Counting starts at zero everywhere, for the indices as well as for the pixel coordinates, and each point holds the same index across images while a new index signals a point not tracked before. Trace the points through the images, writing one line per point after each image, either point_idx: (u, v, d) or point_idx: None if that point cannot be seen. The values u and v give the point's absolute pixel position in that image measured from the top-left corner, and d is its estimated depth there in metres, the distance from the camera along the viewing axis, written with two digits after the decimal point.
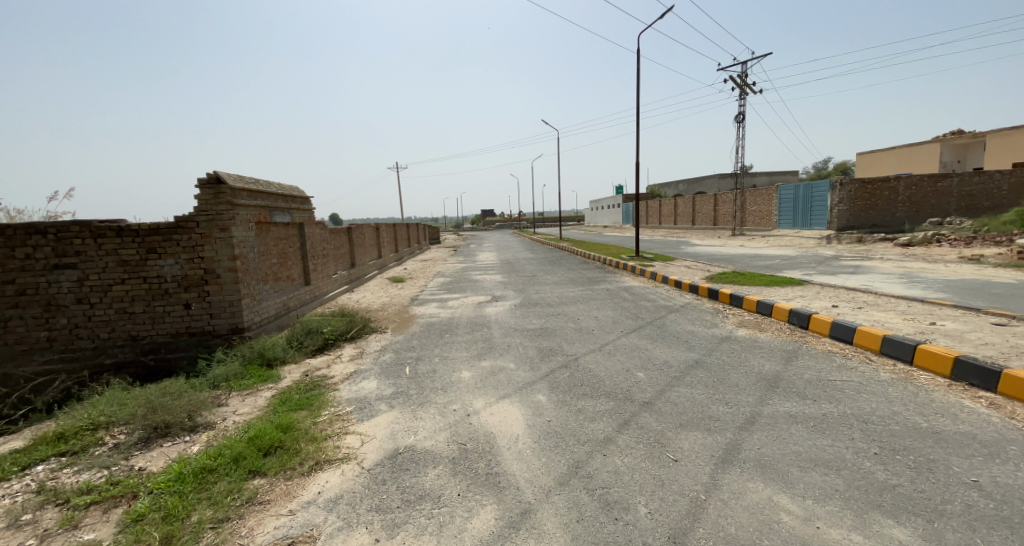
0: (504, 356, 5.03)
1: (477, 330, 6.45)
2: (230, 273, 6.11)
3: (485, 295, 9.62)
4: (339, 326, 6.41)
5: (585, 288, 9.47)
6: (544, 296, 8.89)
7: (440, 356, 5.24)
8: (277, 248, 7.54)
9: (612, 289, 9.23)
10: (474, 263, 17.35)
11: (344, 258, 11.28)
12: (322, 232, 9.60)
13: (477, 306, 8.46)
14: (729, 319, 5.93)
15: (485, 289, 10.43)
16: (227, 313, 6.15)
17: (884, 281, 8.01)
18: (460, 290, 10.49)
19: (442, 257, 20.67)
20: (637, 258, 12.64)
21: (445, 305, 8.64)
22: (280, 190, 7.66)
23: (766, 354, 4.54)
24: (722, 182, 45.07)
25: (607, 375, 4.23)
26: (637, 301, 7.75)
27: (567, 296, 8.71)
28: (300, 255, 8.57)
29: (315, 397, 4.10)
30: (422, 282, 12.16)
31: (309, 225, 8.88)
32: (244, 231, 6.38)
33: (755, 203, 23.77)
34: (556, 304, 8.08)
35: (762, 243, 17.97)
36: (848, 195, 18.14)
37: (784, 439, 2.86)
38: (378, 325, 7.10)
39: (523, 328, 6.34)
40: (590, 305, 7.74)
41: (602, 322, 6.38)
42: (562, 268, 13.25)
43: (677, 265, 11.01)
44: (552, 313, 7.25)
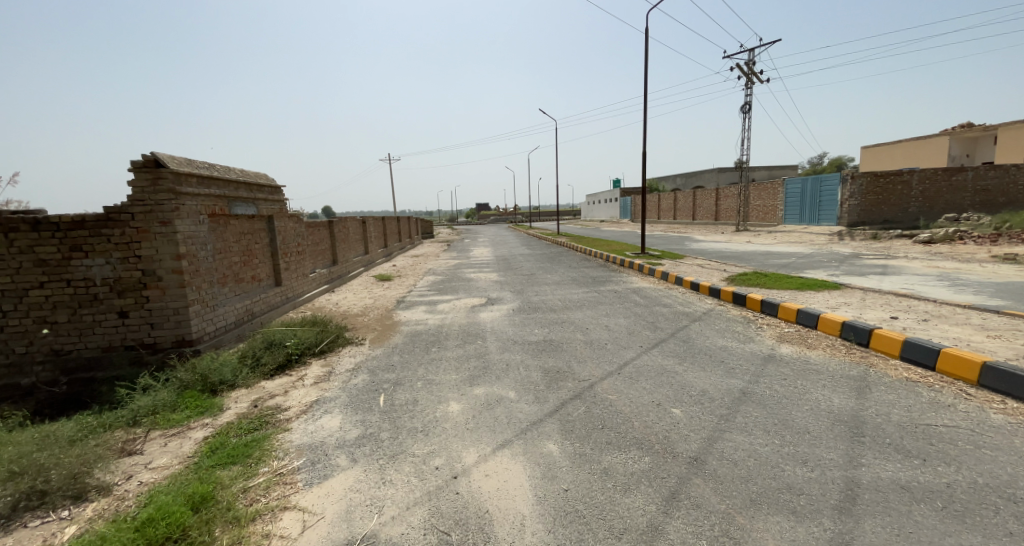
0: (501, 381, 4.10)
1: (469, 342, 5.51)
2: (174, 275, 5.15)
3: (479, 297, 8.67)
4: (306, 337, 5.46)
5: (590, 290, 8.54)
6: (545, 299, 7.95)
7: (424, 379, 4.31)
8: (237, 245, 6.56)
9: (620, 290, 8.30)
10: (468, 259, 16.36)
11: (324, 255, 10.28)
12: (297, 226, 8.61)
13: (470, 310, 7.51)
14: (766, 332, 5.04)
15: (479, 290, 9.49)
16: (171, 323, 5.19)
17: (925, 284, 7.14)
18: (451, 291, 9.53)
19: (434, 252, 19.66)
20: (643, 255, 11.74)
21: (434, 309, 7.70)
22: (242, 177, 6.68)
23: (828, 382, 3.65)
24: (721, 176, 44.27)
25: (634, 413, 3.31)
26: (652, 306, 6.84)
27: (571, 300, 7.78)
28: (269, 252, 7.58)
29: (256, 444, 3.16)
30: (411, 282, 11.16)
31: (280, 218, 7.87)
32: (193, 225, 5.41)
33: (760, 198, 22.91)
34: (560, 309, 7.16)
35: (771, 239, 17.13)
36: (860, 189, 17.32)
37: (910, 534, 1.99)
38: (354, 334, 6.14)
39: (524, 340, 5.42)
40: (598, 311, 6.80)
41: (615, 334, 5.46)
42: (563, 266, 12.30)
43: (689, 263, 10.11)
44: (557, 322, 6.32)
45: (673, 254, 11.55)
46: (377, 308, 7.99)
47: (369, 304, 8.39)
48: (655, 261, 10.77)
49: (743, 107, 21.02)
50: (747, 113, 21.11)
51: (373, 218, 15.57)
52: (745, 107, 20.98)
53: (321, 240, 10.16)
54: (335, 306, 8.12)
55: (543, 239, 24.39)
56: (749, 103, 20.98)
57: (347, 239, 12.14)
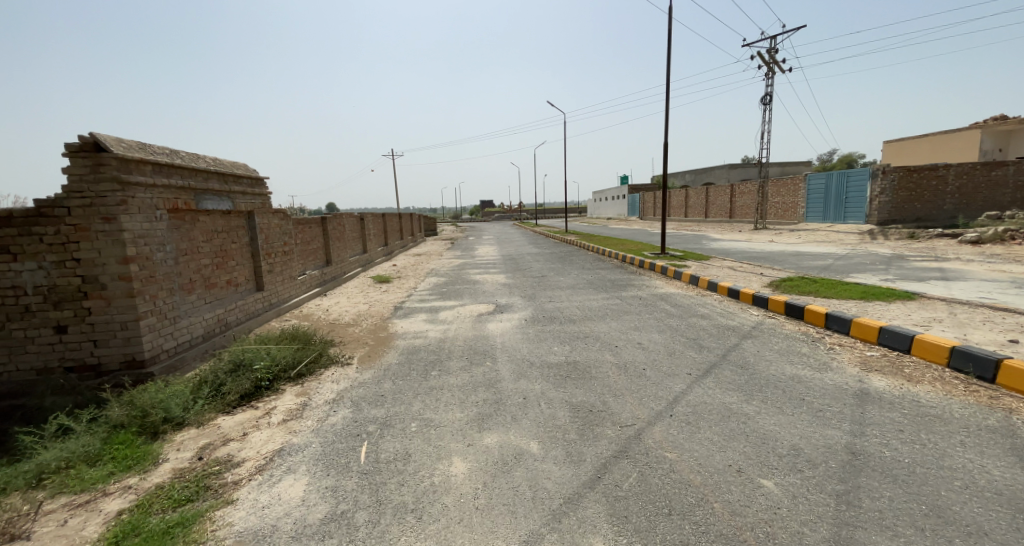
0: (519, 425, 3.18)
1: (475, 364, 4.58)
2: (121, 282, 4.26)
3: (486, 304, 7.73)
4: (279, 358, 4.57)
5: (610, 296, 7.59)
6: (561, 307, 7.01)
7: (420, 419, 3.39)
8: (207, 245, 5.66)
9: (645, 297, 7.34)
10: (472, 259, 15.43)
11: (316, 255, 9.40)
12: (283, 223, 7.72)
13: (476, 320, 6.58)
14: (842, 355, 4.08)
15: (486, 294, 8.57)
16: (118, 341, 4.31)
17: (1005, 293, 6.13)
18: (454, 296, 8.61)
19: (437, 251, 18.75)
20: (664, 256, 10.78)
21: (435, 318, 6.78)
22: (213, 167, 5.81)
23: (965, 439, 2.70)
24: (733, 173, 43.15)
25: (708, 487, 2.38)
26: (687, 318, 5.88)
27: (590, 308, 6.84)
28: (249, 253, 6.69)
29: (182, 530, 2.26)
30: (410, 284, 10.23)
31: (263, 213, 6.97)
32: (146, 222, 4.54)
33: (779, 194, 21.83)
34: (580, 319, 6.22)
35: (795, 239, 16.09)
36: (891, 185, 16.34)
37: None
38: (341, 351, 5.24)
39: (542, 362, 4.49)
40: (624, 323, 5.85)
41: (652, 355, 4.52)
42: (575, 267, 11.34)
43: (718, 265, 9.15)
44: (578, 336, 5.38)
45: (698, 255, 10.58)
46: (370, 316, 7.09)
47: (363, 311, 7.48)
48: (679, 262, 9.80)
49: (764, 99, 19.93)
50: (767, 105, 20.03)
51: (372, 214, 14.65)
52: (766, 98, 19.89)
53: (312, 238, 9.27)
54: (324, 314, 7.22)
55: (551, 237, 23.38)
56: (770, 94, 19.89)
57: (343, 237, 11.24)
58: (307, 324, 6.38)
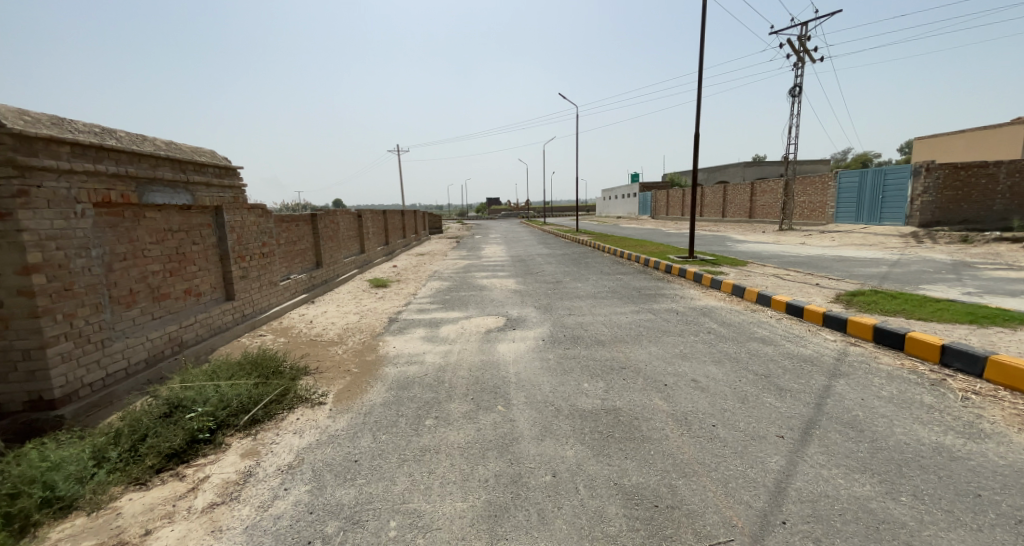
0: (551, 535, 2.10)
1: (483, 409, 3.49)
2: (20, 299, 3.25)
3: (495, 316, 6.63)
4: (229, 395, 3.52)
5: (642, 310, 6.45)
6: (585, 324, 5.90)
7: (403, 513, 2.31)
8: (157, 247, 4.63)
9: (684, 312, 6.21)
10: (479, 260, 14.35)
11: (304, 256, 8.36)
12: (262, 220, 6.68)
13: (484, 339, 5.49)
14: (992, 413, 2.98)
15: (496, 304, 7.49)
16: (20, 375, 3.28)
17: None
18: (459, 305, 7.54)
19: (441, 251, 17.67)
20: (694, 260, 9.64)
21: (436, 335, 5.71)
22: (165, 153, 4.79)
23: None
24: (748, 171, 41.91)
25: None
26: (745, 343, 4.75)
27: (621, 326, 5.72)
28: (216, 257, 5.65)
29: None
30: (411, 289, 9.17)
31: (235, 209, 5.93)
32: (59, 219, 3.52)
33: (807, 193, 20.59)
34: (611, 341, 5.12)
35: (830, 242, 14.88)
36: (935, 183, 15.13)
37: None
38: (314, 382, 4.18)
39: (572, 409, 3.39)
40: (668, 348, 4.74)
41: (719, 402, 3.40)
42: (593, 272, 10.20)
43: (761, 273, 8.01)
44: (613, 366, 4.28)
45: (733, 260, 9.42)
46: (359, 330, 6.04)
47: (351, 324, 6.41)
48: (714, 268, 8.64)
49: (792, 91, 18.65)
50: (796, 97, 18.75)
51: (371, 211, 13.58)
52: (794, 91, 18.60)
53: (299, 238, 8.22)
54: (305, 329, 6.16)
55: (562, 237, 22.21)
56: (799, 86, 18.60)
57: (337, 236, 10.20)
58: (282, 343, 5.33)
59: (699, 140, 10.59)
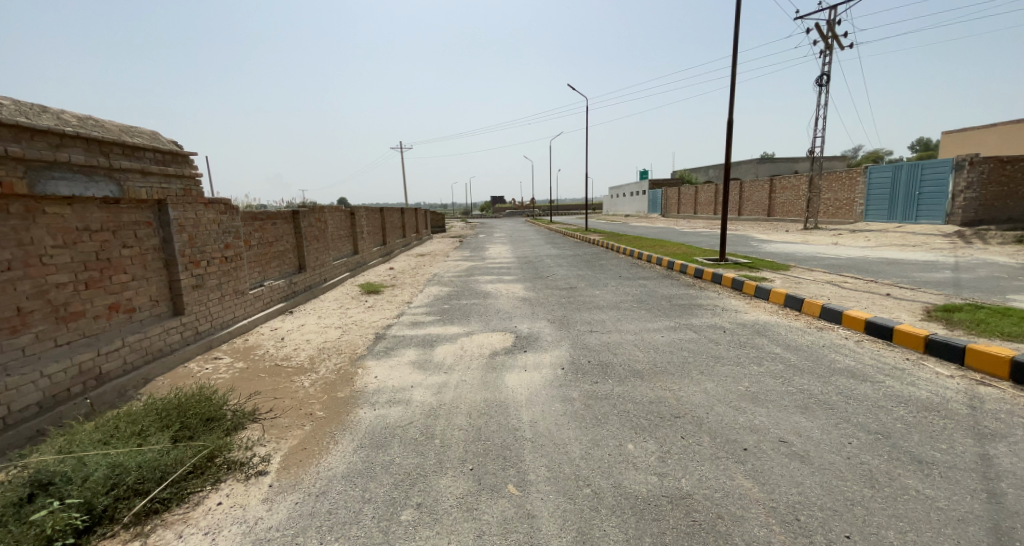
0: None
1: (487, 492, 2.40)
2: None
3: (502, 333, 5.53)
4: (122, 470, 2.48)
5: (681, 328, 5.32)
6: (613, 346, 4.78)
7: None
8: (60, 253, 3.57)
9: (735, 331, 5.07)
10: (485, 261, 13.26)
11: (282, 259, 7.30)
12: (225, 218, 5.62)
13: (488, 365, 4.38)
14: None
15: (504, 315, 6.41)
16: None
17: None
18: (459, 316, 6.43)
19: (443, 251, 16.55)
20: (728, 264, 8.51)
21: (431, 359, 4.63)
22: (74, 131, 3.75)
23: None
24: (762, 168, 40.67)
25: None
26: (831, 380, 3.62)
27: (659, 350, 4.60)
28: (160, 263, 4.60)
29: None
30: (406, 296, 8.10)
31: (184, 204, 4.87)
32: None
33: (834, 190, 19.37)
34: (652, 371, 4.01)
35: (867, 242, 13.69)
36: (979, 177, 13.90)
37: None
38: (259, 436, 3.10)
39: (620, 497, 2.29)
40: (729, 385, 3.62)
41: (838, 486, 2.29)
42: (612, 277, 9.08)
43: (813, 280, 6.87)
44: (664, 415, 3.18)
45: (774, 264, 8.27)
46: (336, 352, 4.96)
47: (328, 343, 5.33)
48: (755, 274, 7.51)
49: (819, 80, 17.39)
50: (822, 87, 17.48)
51: (367, 209, 12.48)
52: (821, 80, 17.34)
53: (276, 239, 7.15)
54: (273, 350, 5.10)
55: (572, 236, 21.00)
56: (826, 75, 17.34)
57: (326, 236, 9.13)
58: (235, 373, 4.26)
59: (732, 128, 9.39)
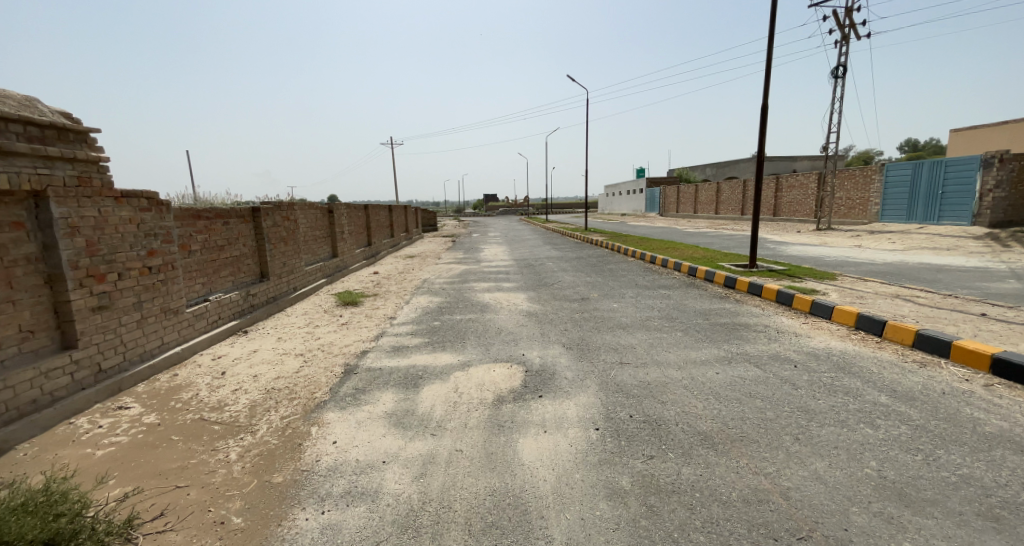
0: None
1: None
2: None
3: (508, 364, 4.33)
4: None
5: (737, 361, 4.16)
6: (658, 390, 3.60)
7: None
8: None
9: (809, 366, 3.92)
10: (479, 264, 12.06)
11: (237, 266, 6.04)
12: (149, 217, 4.37)
13: (493, 421, 3.19)
14: None
15: (506, 337, 5.24)
16: None
17: None
18: (453, 339, 5.23)
19: (435, 252, 15.27)
20: (762, 272, 7.40)
21: (413, 409, 3.44)
22: None
23: None
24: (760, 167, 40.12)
25: None
26: (997, 459, 2.48)
27: (722, 398, 3.42)
28: (37, 278, 3.42)
29: None
30: (389, 308, 6.89)
31: (77, 198, 3.66)
32: None
33: (847, 188, 18.49)
34: (723, 436, 2.86)
35: (893, 244, 12.74)
36: (1009, 175, 13.09)
37: None
38: None
39: None
40: (849, 469, 2.46)
41: None
42: (627, 285, 7.94)
43: (874, 293, 5.79)
44: (778, 535, 2.01)
45: (817, 272, 7.18)
46: (287, 397, 3.72)
47: (280, 382, 4.08)
48: (800, 284, 6.40)
49: (834, 71, 16.39)
50: (838, 80, 16.50)
51: (349, 206, 11.18)
52: (837, 71, 16.35)
53: (228, 242, 5.88)
54: (205, 394, 3.84)
55: (572, 236, 19.80)
56: (842, 66, 16.35)
57: (297, 237, 7.88)
58: (139, 445, 3.03)
59: (765, 116, 8.24)
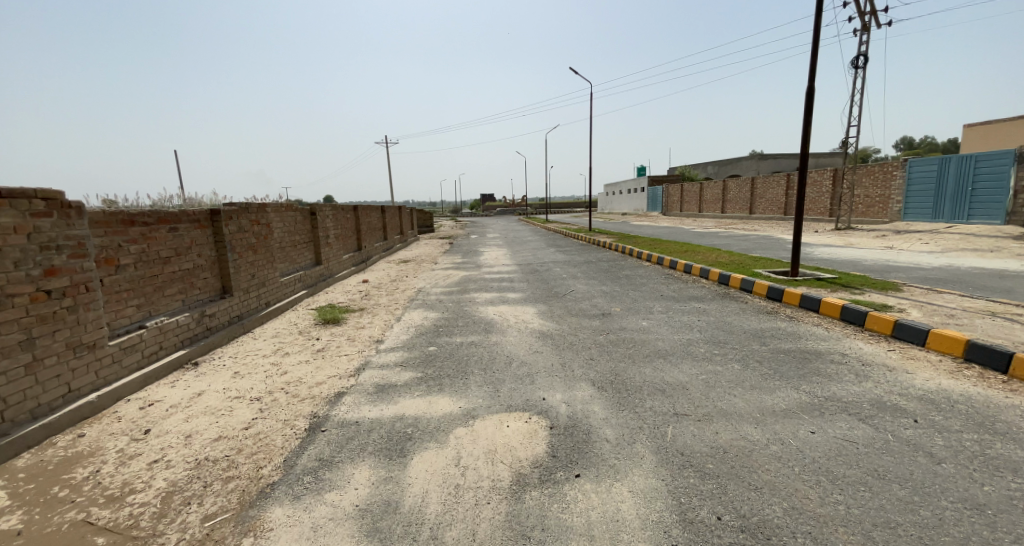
0: None
1: None
2: None
3: (525, 417, 3.27)
4: None
5: (831, 411, 3.11)
6: (742, 466, 2.55)
7: None
8: None
9: (938, 425, 2.88)
10: (479, 271, 11.01)
11: (189, 282, 4.97)
12: (47, 225, 3.34)
13: (513, 529, 2.14)
14: None
15: (520, 370, 4.20)
16: None
17: None
18: (453, 374, 4.18)
19: (432, 257, 14.19)
20: (811, 282, 6.37)
21: (397, 500, 2.40)
22: None
23: None
24: (762, 166, 39.37)
25: None
26: None
27: (840, 483, 2.37)
28: None
29: None
30: (377, 328, 5.83)
31: None
32: None
33: (867, 185, 17.54)
34: None
35: (928, 245, 11.75)
36: None
37: None
38: None
39: None
40: None
41: None
42: (652, 297, 6.90)
43: (965, 310, 4.77)
44: None
45: (877, 283, 6.16)
46: (219, 478, 2.66)
47: (218, 447, 3.02)
48: (866, 298, 5.38)
49: (855, 61, 15.43)
50: (859, 70, 15.55)
51: (336, 207, 10.08)
52: (858, 61, 15.38)
53: (176, 253, 4.80)
54: (108, 471, 2.81)
55: (577, 237, 18.67)
56: (864, 56, 15.38)
57: (271, 244, 6.80)
58: None
59: (811, 101, 7.17)
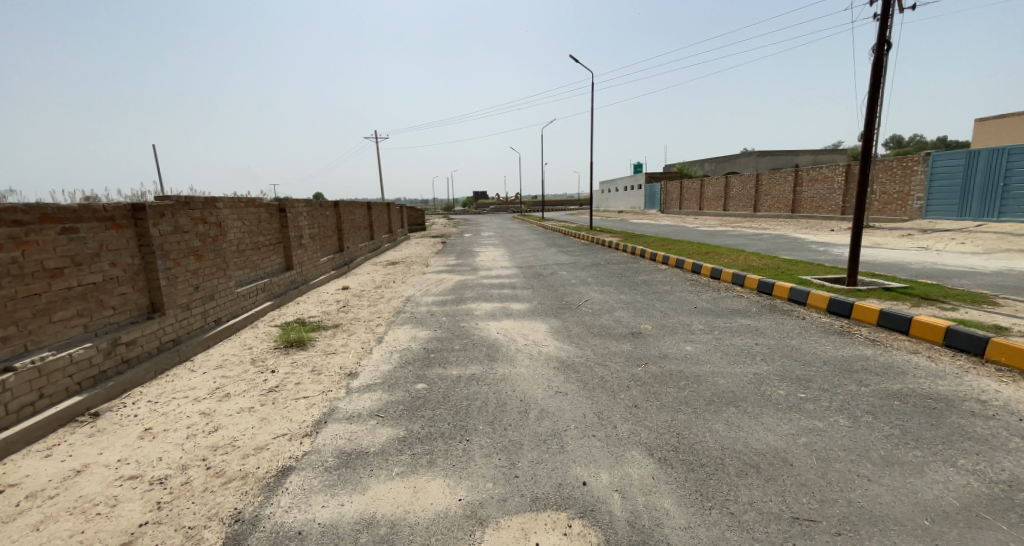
0: None
1: None
2: None
3: (565, 524, 2.11)
4: None
5: None
6: None
7: None
8: None
9: None
10: (476, 274, 9.83)
11: (95, 299, 3.72)
12: None
13: None
14: None
15: (542, 426, 3.04)
16: None
17: None
18: (449, 432, 3.01)
19: (423, 258, 12.99)
20: (883, 295, 5.29)
21: None
22: None
23: None
24: (761, 162, 38.69)
25: None
26: None
27: None
28: None
29: None
30: (351, 354, 4.64)
31: None
32: None
33: (883, 181, 16.63)
34: None
35: (966, 245, 10.79)
36: None
37: None
38: None
39: None
40: None
41: None
42: (687, 310, 5.76)
43: None
44: None
45: (965, 296, 5.10)
46: None
47: None
48: (968, 318, 4.30)
49: None
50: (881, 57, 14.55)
51: (311, 203, 8.80)
52: None
53: (74, 262, 3.55)
54: None
55: (578, 235, 17.57)
56: None
57: (223, 247, 5.53)
58: None
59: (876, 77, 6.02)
